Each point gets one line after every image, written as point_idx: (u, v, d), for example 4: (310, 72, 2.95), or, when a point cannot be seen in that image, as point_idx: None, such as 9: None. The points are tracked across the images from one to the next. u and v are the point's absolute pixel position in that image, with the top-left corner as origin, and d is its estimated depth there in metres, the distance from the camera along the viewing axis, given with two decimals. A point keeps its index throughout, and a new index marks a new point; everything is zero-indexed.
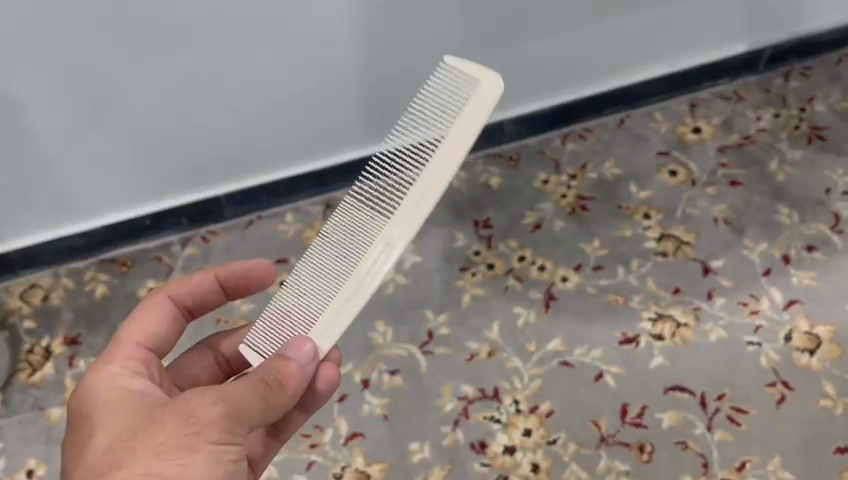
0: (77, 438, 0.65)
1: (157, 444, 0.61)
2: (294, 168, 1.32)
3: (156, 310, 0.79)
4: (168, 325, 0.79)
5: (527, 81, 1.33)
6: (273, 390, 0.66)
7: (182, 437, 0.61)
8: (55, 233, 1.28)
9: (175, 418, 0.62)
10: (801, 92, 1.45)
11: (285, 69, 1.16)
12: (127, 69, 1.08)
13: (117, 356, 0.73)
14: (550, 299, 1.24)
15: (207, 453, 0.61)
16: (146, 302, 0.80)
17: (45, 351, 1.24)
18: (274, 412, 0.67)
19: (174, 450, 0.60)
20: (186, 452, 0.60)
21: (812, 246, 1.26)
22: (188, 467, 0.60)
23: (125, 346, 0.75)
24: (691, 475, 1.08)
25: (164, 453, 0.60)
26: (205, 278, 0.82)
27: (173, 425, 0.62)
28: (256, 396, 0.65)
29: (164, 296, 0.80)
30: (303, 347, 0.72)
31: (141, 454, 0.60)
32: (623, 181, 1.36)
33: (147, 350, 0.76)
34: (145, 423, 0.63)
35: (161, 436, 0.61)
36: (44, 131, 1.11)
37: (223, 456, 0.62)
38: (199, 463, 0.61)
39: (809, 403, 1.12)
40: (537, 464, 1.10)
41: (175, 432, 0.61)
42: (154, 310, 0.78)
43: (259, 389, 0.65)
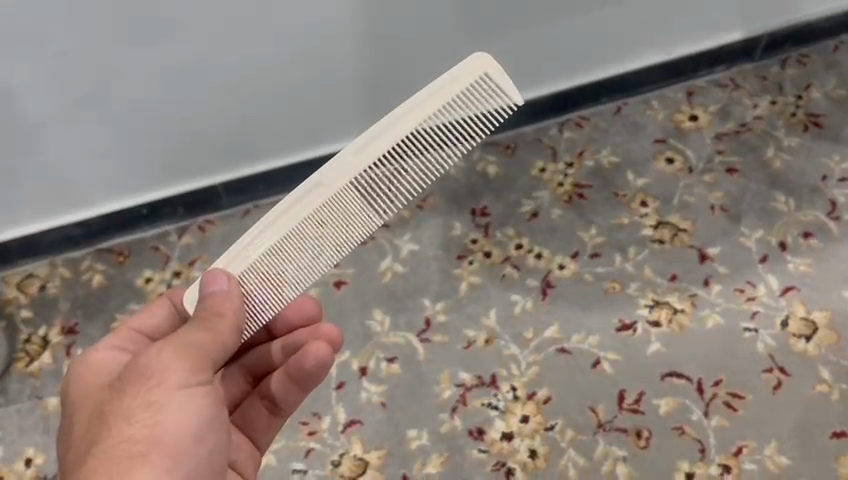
0: (66, 431, 0.70)
1: (124, 411, 0.64)
2: (291, 156, 1.32)
3: (156, 311, 0.83)
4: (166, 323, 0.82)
5: (524, 68, 1.33)
6: (213, 318, 0.72)
7: (148, 394, 0.65)
8: (51, 222, 1.27)
9: (133, 382, 0.66)
10: (797, 80, 1.45)
11: (284, 57, 1.16)
12: (126, 56, 1.07)
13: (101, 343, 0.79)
14: (547, 287, 1.24)
15: (175, 400, 0.66)
16: (152, 302, 0.84)
17: (42, 340, 1.24)
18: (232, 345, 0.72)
19: (143, 409, 0.64)
20: (153, 409, 0.65)
21: (808, 233, 1.26)
22: (161, 420, 0.65)
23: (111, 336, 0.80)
24: (688, 461, 1.08)
25: (133, 416, 0.64)
26: None
27: (133, 388, 0.66)
28: (203, 333, 0.70)
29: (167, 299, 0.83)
30: (218, 278, 0.75)
31: (112, 425, 0.64)
32: (620, 169, 1.36)
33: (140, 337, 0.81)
34: (112, 395, 0.67)
35: (127, 401, 0.65)
36: (40, 119, 1.11)
37: (193, 399, 0.67)
38: (170, 412, 0.65)
39: (805, 388, 1.12)
40: (535, 450, 1.10)
41: (138, 392, 0.65)
42: (154, 311, 0.82)
43: (201, 326, 0.71)
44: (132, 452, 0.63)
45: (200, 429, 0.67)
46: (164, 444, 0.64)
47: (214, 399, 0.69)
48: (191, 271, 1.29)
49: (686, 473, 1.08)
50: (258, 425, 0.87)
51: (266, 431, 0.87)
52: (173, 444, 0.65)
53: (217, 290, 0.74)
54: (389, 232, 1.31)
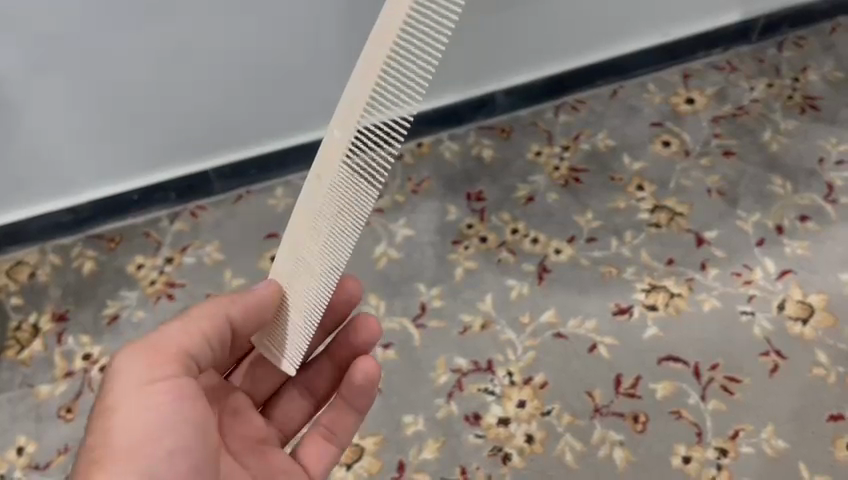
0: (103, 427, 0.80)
1: (100, 415, 0.70)
2: (281, 140, 1.30)
3: None
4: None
5: (519, 51, 1.31)
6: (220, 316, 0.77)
7: (113, 399, 0.70)
8: (38, 209, 1.25)
9: (120, 380, 0.70)
10: (794, 62, 1.44)
11: (277, 39, 1.14)
12: (112, 38, 1.05)
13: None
14: (543, 272, 1.23)
15: (134, 402, 0.69)
16: None
17: (33, 328, 1.22)
18: (219, 340, 0.77)
19: (109, 414, 0.69)
20: (114, 410, 0.69)
21: (805, 216, 1.26)
22: (118, 422, 0.69)
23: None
24: (685, 445, 1.08)
25: (128, 408, 0.69)
26: None
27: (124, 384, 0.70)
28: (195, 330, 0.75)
29: None
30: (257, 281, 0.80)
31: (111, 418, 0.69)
32: (616, 152, 1.35)
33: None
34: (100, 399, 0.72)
35: (101, 406, 0.70)
36: (25, 101, 1.08)
37: (152, 400, 0.70)
38: (129, 414, 0.69)
39: (802, 371, 1.12)
40: (531, 435, 1.10)
41: (111, 394, 0.70)
42: None
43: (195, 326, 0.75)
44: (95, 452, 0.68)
45: (164, 427, 0.69)
46: (120, 443, 0.68)
47: (180, 393, 0.71)
48: (183, 258, 1.28)
49: (682, 457, 1.07)
50: (310, 451, 0.87)
51: (318, 460, 0.86)
52: (130, 443, 0.68)
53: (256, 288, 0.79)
54: (383, 218, 1.30)
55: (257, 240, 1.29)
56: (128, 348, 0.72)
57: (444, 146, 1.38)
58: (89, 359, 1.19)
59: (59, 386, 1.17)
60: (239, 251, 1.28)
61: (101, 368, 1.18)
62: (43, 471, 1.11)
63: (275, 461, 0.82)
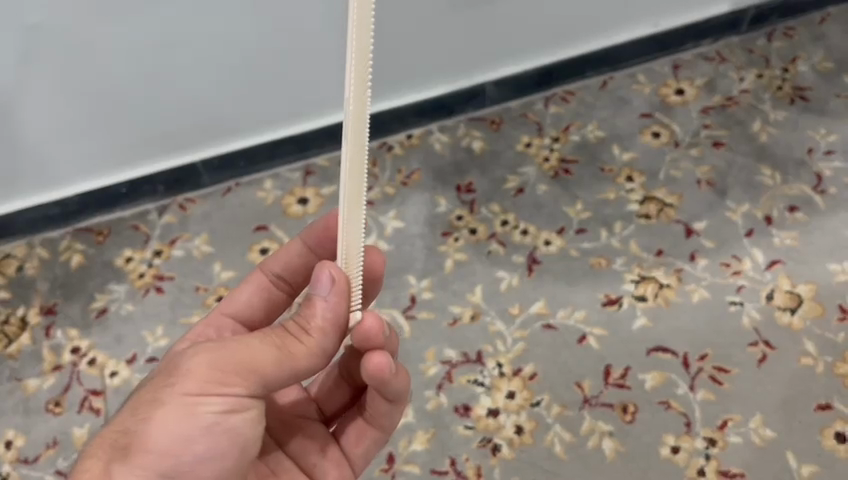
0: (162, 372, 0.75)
1: (143, 394, 0.61)
2: (268, 133, 1.30)
3: (250, 286, 0.78)
4: (256, 296, 0.78)
5: (509, 43, 1.31)
6: (291, 338, 0.62)
7: (160, 390, 0.60)
8: (26, 201, 1.25)
9: (180, 375, 0.60)
10: (784, 53, 1.44)
11: (267, 32, 1.13)
12: (99, 32, 1.04)
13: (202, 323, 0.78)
14: (533, 263, 1.23)
15: (177, 404, 0.59)
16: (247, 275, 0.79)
17: (21, 322, 1.22)
18: (297, 372, 0.62)
19: (148, 404, 0.60)
20: (156, 402, 0.60)
21: (793, 206, 1.26)
22: (155, 420, 0.59)
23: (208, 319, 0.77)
24: (673, 435, 1.08)
25: (176, 412, 0.60)
26: (295, 246, 0.77)
27: (181, 385, 0.60)
28: (269, 350, 0.61)
29: (261, 272, 0.78)
30: (321, 277, 0.61)
31: (154, 415, 0.60)
32: (606, 143, 1.35)
33: (225, 316, 0.77)
34: (155, 374, 0.63)
35: (148, 388, 0.61)
36: (12, 94, 1.07)
37: (199, 412, 0.60)
38: (169, 414, 0.59)
39: (789, 361, 1.13)
40: (521, 426, 1.10)
41: (161, 381, 0.61)
42: (248, 287, 0.78)
43: (272, 343, 0.62)
44: (123, 433, 0.60)
45: (200, 434, 0.61)
46: (151, 443, 0.59)
47: (230, 407, 0.61)
48: (172, 251, 1.27)
49: (671, 447, 1.07)
50: (353, 433, 0.78)
51: (359, 444, 0.78)
52: (161, 445, 0.59)
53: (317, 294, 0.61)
54: (372, 210, 1.30)
55: (246, 233, 1.28)
56: (200, 345, 0.61)
57: (434, 137, 1.37)
58: (77, 353, 1.19)
59: (47, 379, 1.17)
60: (227, 244, 1.28)
61: (89, 362, 1.18)
62: (32, 465, 1.10)
63: (304, 447, 0.75)
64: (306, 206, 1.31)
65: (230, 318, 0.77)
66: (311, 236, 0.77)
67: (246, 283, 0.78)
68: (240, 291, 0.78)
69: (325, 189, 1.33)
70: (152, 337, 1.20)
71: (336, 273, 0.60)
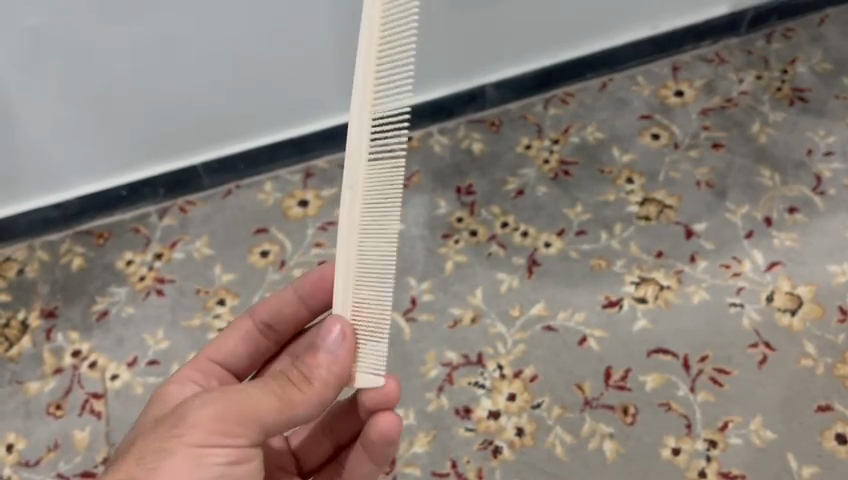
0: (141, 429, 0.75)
1: (147, 444, 0.62)
2: (269, 135, 1.30)
3: (236, 334, 0.81)
4: (242, 345, 0.81)
5: (509, 45, 1.31)
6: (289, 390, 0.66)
7: (166, 440, 0.61)
8: (28, 203, 1.25)
9: (188, 423, 0.62)
10: (783, 54, 1.44)
11: (268, 35, 1.13)
12: (98, 35, 1.05)
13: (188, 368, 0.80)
14: (533, 265, 1.23)
15: (186, 454, 0.61)
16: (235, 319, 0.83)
17: (21, 324, 1.22)
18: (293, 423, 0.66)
19: (154, 453, 0.61)
20: (164, 452, 0.61)
21: (793, 207, 1.26)
22: (163, 469, 0.60)
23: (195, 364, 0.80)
24: (674, 437, 1.08)
25: (186, 460, 0.61)
26: (283, 296, 0.80)
27: (190, 434, 0.61)
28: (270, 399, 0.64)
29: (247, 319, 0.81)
30: (331, 330, 0.66)
31: (163, 465, 0.60)
32: (605, 144, 1.35)
33: (210, 362, 0.80)
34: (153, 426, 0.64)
35: (154, 436, 0.62)
36: (12, 98, 1.08)
37: (204, 463, 0.61)
38: (176, 464, 0.61)
39: (790, 362, 1.13)
40: (522, 428, 1.10)
41: (167, 431, 0.62)
42: (234, 335, 0.81)
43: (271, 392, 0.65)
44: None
45: None
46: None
47: (233, 456, 0.63)
48: (172, 253, 1.27)
49: (672, 448, 1.07)
50: None
51: None
52: None
53: (323, 344, 0.66)
54: None
55: (246, 236, 1.28)
56: (204, 395, 0.63)
57: (434, 139, 1.37)
58: (78, 356, 1.19)
59: (48, 382, 1.17)
60: (227, 246, 1.28)
61: (90, 365, 1.18)
62: (33, 468, 1.10)
63: None
64: (306, 209, 1.31)
65: (216, 364, 0.80)
66: (301, 285, 0.80)
67: (232, 331, 0.82)
68: (226, 338, 0.81)
69: (325, 191, 1.33)
70: (153, 340, 1.20)
71: (345, 328, 0.66)
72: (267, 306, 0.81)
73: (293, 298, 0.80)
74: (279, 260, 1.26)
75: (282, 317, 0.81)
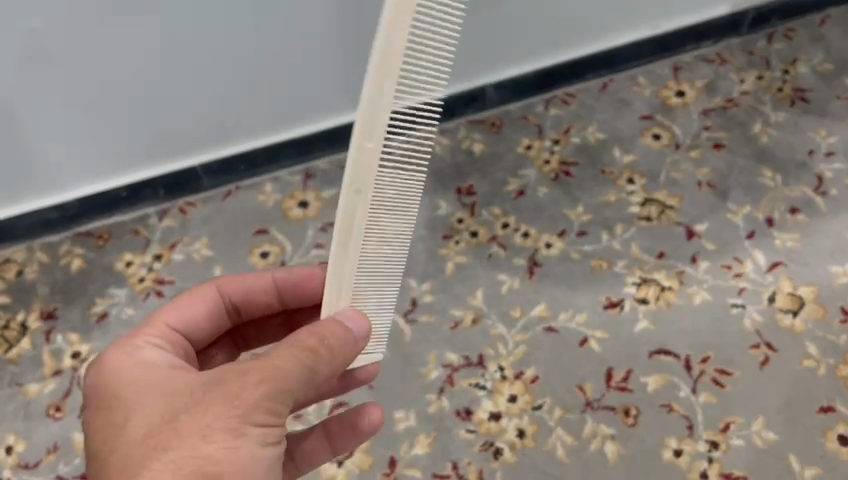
0: (89, 413, 0.60)
1: (198, 429, 0.53)
2: (268, 137, 1.30)
3: (201, 298, 0.73)
4: (203, 315, 0.73)
5: (510, 46, 1.31)
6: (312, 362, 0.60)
7: (229, 419, 0.54)
8: (26, 205, 1.24)
9: (248, 401, 0.54)
10: (784, 54, 1.44)
11: (266, 36, 1.13)
12: (99, 37, 1.04)
13: (107, 351, 0.64)
14: (534, 266, 1.23)
15: (255, 434, 0.55)
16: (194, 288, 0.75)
17: (21, 326, 1.21)
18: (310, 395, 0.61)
19: (224, 433, 0.53)
20: (233, 434, 0.54)
21: (794, 208, 1.26)
22: (241, 450, 0.54)
23: (117, 345, 0.64)
24: (676, 438, 1.08)
25: (255, 439, 0.55)
26: (262, 280, 0.77)
27: (255, 413, 0.55)
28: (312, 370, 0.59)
29: (215, 289, 0.75)
30: (358, 318, 0.64)
31: (238, 446, 0.54)
32: (606, 145, 1.35)
33: (175, 332, 0.70)
34: (178, 410, 0.55)
35: (205, 420, 0.54)
36: (12, 98, 1.07)
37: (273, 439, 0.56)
38: (250, 446, 0.54)
39: (792, 364, 1.12)
40: (523, 429, 1.10)
41: (222, 413, 0.54)
42: (200, 299, 0.73)
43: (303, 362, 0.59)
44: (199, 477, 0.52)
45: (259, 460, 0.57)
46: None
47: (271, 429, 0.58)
48: (172, 255, 1.27)
49: (673, 450, 1.07)
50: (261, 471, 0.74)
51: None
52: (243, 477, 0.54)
53: (355, 331, 0.63)
54: None
55: (246, 237, 1.28)
56: (249, 366, 0.56)
57: (434, 140, 1.37)
58: (77, 357, 1.18)
59: (47, 384, 1.16)
60: (228, 247, 1.28)
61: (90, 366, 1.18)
62: (32, 470, 1.10)
63: None
64: (306, 210, 1.31)
65: (178, 334, 0.70)
66: (284, 277, 0.78)
67: (197, 301, 0.73)
68: (188, 304, 0.73)
69: (326, 192, 1.33)
70: None
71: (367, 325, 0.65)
72: (238, 283, 0.76)
73: (273, 285, 0.78)
74: (279, 261, 1.25)
75: (252, 300, 0.77)
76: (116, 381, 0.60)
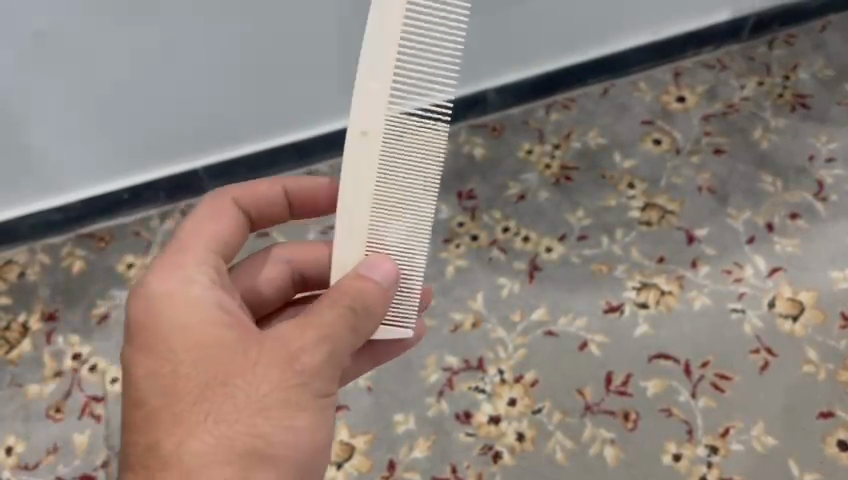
0: (133, 348, 0.59)
1: (253, 399, 0.54)
2: (269, 140, 1.30)
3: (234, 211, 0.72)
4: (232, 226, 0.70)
5: (511, 50, 1.31)
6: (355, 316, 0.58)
7: (284, 392, 0.55)
8: (28, 208, 1.25)
9: (298, 367, 0.55)
10: (784, 60, 1.44)
11: (266, 36, 1.13)
12: (99, 38, 1.05)
13: (153, 286, 0.61)
14: (534, 270, 1.23)
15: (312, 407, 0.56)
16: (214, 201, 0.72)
17: (22, 328, 1.22)
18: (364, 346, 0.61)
19: (281, 406, 0.55)
20: (286, 408, 0.55)
21: (794, 213, 1.26)
22: (292, 426, 0.55)
23: (160, 282, 0.62)
24: (675, 442, 1.08)
25: (305, 409, 0.56)
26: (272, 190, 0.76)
27: (311, 382, 0.56)
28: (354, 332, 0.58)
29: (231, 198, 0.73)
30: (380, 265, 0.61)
31: (286, 420, 0.55)
32: (607, 150, 1.35)
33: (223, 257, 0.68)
34: (233, 370, 0.55)
35: (260, 390, 0.54)
36: (13, 98, 1.08)
37: (329, 407, 0.58)
38: (302, 419, 0.56)
39: (792, 368, 1.12)
40: (523, 433, 1.10)
41: (277, 384, 0.55)
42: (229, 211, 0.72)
43: (342, 316, 0.57)
44: (250, 454, 0.54)
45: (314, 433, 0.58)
46: (284, 451, 0.55)
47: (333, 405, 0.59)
48: None
49: (672, 454, 1.07)
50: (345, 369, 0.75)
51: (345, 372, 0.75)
52: (290, 451, 0.56)
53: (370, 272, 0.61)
54: None
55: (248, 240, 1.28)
56: (294, 327, 0.56)
57: None
58: (77, 359, 1.19)
59: (48, 386, 1.17)
60: None
61: (90, 368, 1.18)
62: (32, 471, 1.11)
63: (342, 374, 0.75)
64: None
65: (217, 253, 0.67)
66: (294, 188, 0.77)
67: (233, 223, 0.71)
68: (218, 220, 0.70)
69: None
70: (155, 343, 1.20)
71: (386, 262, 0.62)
72: (252, 193, 0.75)
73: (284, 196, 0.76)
74: None
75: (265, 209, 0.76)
76: (164, 321, 0.59)
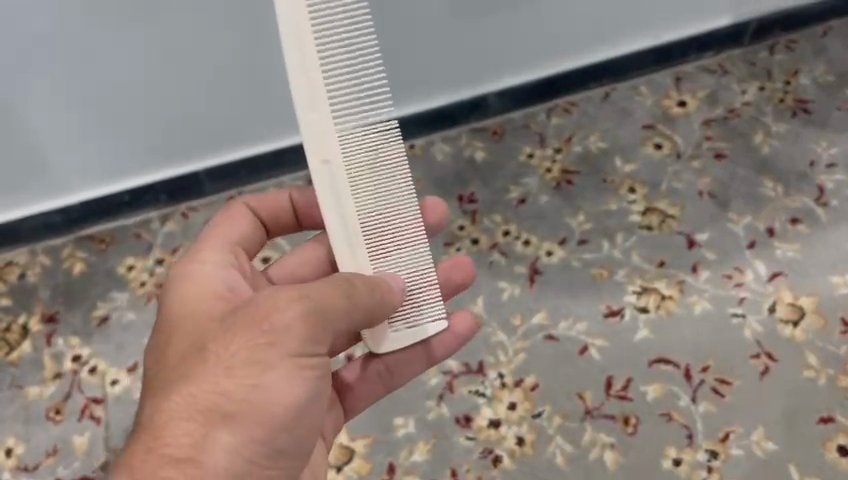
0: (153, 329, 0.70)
1: (223, 359, 0.61)
2: (270, 143, 1.30)
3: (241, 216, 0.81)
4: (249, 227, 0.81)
5: (512, 54, 1.31)
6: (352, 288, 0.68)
7: (253, 351, 0.62)
8: (28, 209, 1.25)
9: (268, 327, 0.62)
10: (786, 65, 1.44)
11: (267, 40, 1.13)
12: (100, 40, 1.05)
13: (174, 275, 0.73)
14: (535, 273, 1.23)
15: (281, 365, 0.62)
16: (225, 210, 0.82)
17: (22, 329, 1.22)
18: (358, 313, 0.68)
19: (247, 364, 0.61)
20: (254, 366, 0.61)
21: (795, 218, 1.26)
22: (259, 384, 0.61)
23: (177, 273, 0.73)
24: (675, 447, 1.08)
25: (275, 367, 0.62)
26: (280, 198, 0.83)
27: (279, 340, 0.62)
28: (337, 298, 0.66)
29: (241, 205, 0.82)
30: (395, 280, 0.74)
31: (252, 377, 0.61)
32: (608, 154, 1.35)
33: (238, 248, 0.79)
34: (216, 337, 0.63)
35: (230, 351, 0.62)
36: (13, 99, 1.08)
37: (300, 368, 0.64)
38: (270, 378, 0.62)
39: (792, 373, 1.12)
40: (523, 437, 1.10)
41: (244, 344, 0.62)
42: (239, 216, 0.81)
43: (336, 289, 0.67)
44: (213, 411, 0.60)
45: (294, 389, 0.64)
46: (254, 408, 0.61)
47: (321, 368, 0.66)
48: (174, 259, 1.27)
49: (673, 459, 1.07)
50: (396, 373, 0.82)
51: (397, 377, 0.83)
52: (259, 407, 0.62)
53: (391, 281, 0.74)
54: None
55: None
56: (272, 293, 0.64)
57: (436, 147, 1.38)
58: (77, 361, 1.19)
59: (47, 388, 1.17)
60: None
61: (90, 369, 1.18)
62: (32, 472, 1.11)
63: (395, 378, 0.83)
64: None
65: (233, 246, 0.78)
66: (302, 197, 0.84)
67: (243, 222, 0.81)
68: (234, 224, 0.80)
69: None
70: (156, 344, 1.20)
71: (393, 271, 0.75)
72: (265, 201, 0.83)
73: (290, 203, 0.84)
74: None
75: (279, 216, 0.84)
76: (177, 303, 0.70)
